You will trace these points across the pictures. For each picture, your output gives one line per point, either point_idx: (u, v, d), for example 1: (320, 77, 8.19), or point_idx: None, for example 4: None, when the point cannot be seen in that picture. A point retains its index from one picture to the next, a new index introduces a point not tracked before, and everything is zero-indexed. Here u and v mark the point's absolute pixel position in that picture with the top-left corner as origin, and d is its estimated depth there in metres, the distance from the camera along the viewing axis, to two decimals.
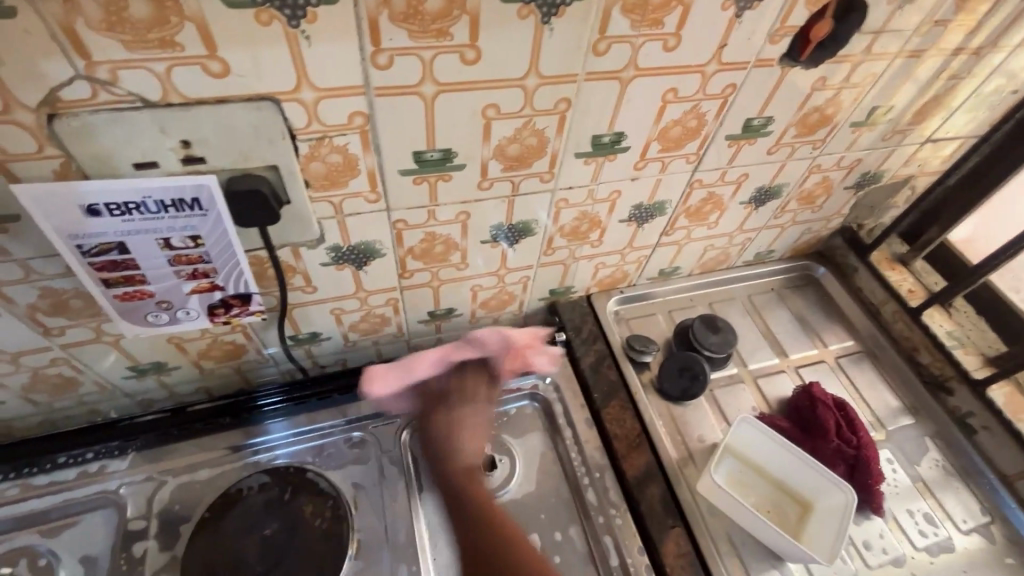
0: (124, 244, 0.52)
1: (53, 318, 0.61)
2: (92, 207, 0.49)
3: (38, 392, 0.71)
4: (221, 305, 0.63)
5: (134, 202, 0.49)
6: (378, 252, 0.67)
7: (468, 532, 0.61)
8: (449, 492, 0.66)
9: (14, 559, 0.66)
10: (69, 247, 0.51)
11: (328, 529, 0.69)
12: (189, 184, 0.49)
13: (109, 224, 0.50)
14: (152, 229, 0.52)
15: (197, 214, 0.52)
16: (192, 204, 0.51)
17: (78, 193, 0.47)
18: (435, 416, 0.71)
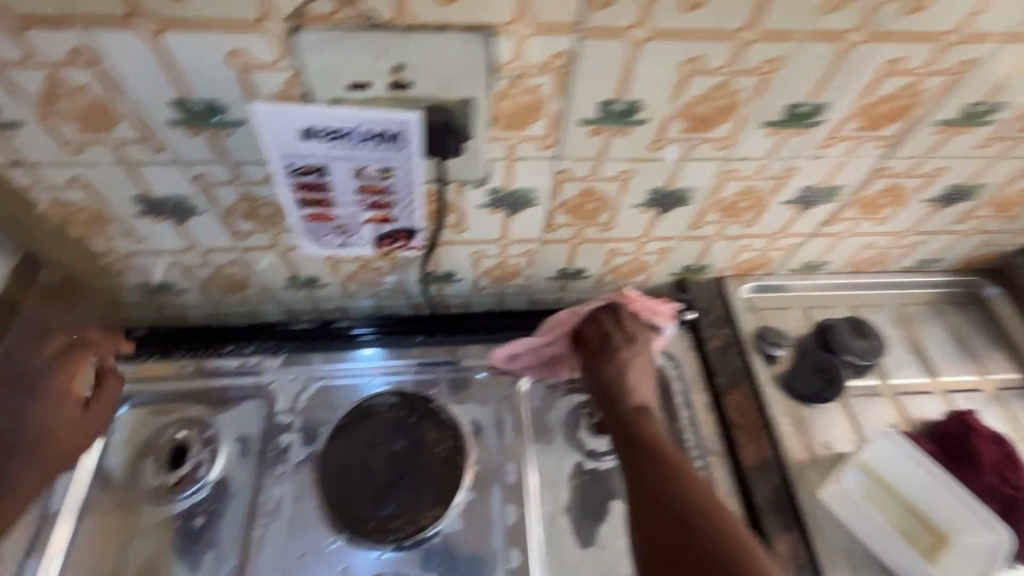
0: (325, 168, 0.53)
1: (245, 222, 0.67)
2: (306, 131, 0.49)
3: (214, 287, 0.80)
4: (389, 238, 0.64)
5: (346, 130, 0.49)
6: (533, 202, 0.67)
7: (660, 479, 0.61)
8: (630, 436, 0.68)
9: (188, 425, 0.75)
10: (280, 166, 0.53)
11: (448, 457, 0.72)
12: (399, 117, 0.50)
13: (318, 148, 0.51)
14: (352, 156, 0.53)
15: (394, 146, 0.52)
16: (396, 134, 0.51)
17: (302, 115, 0.49)
18: (609, 370, 0.74)
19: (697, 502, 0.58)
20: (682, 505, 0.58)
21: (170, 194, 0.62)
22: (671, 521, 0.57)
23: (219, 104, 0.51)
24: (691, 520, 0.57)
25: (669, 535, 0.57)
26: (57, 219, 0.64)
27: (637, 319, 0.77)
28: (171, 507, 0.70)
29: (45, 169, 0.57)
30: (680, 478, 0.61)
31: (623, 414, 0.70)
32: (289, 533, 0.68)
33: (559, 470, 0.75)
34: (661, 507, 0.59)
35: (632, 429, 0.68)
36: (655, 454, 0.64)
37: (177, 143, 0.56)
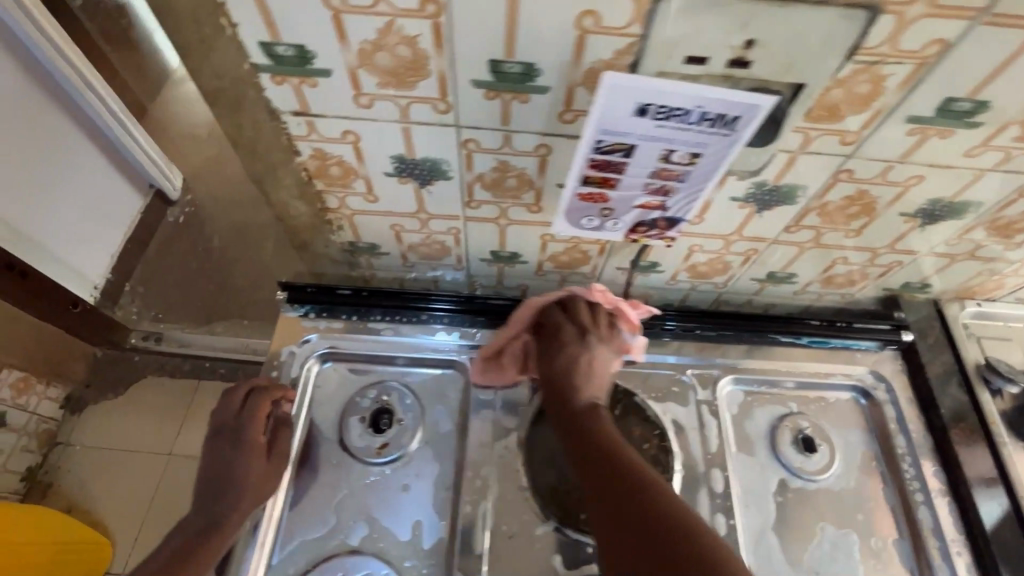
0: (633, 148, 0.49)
1: (485, 192, 0.65)
2: (642, 106, 0.45)
3: (417, 253, 0.79)
4: (648, 224, 0.60)
5: (684, 109, 0.45)
6: (792, 199, 0.63)
7: (609, 476, 0.55)
8: (570, 428, 0.62)
9: (389, 390, 0.74)
10: (590, 141, 0.49)
11: (656, 455, 0.70)
12: (748, 103, 0.45)
13: (642, 126, 0.47)
14: (671, 139, 0.48)
15: (721, 132, 0.48)
16: (730, 121, 0.46)
17: (644, 90, 0.44)
18: (561, 359, 0.66)
19: (663, 507, 0.50)
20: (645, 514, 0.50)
21: (429, 157, 0.60)
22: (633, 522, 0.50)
23: (535, 67, 0.48)
24: (651, 514, 0.50)
25: (626, 529, 0.50)
26: (305, 172, 0.63)
27: (603, 311, 0.70)
28: (377, 469, 0.70)
29: (325, 121, 0.56)
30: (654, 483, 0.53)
31: (571, 419, 0.63)
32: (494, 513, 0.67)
33: (764, 484, 0.70)
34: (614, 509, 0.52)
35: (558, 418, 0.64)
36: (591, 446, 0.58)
37: (467, 107, 0.53)
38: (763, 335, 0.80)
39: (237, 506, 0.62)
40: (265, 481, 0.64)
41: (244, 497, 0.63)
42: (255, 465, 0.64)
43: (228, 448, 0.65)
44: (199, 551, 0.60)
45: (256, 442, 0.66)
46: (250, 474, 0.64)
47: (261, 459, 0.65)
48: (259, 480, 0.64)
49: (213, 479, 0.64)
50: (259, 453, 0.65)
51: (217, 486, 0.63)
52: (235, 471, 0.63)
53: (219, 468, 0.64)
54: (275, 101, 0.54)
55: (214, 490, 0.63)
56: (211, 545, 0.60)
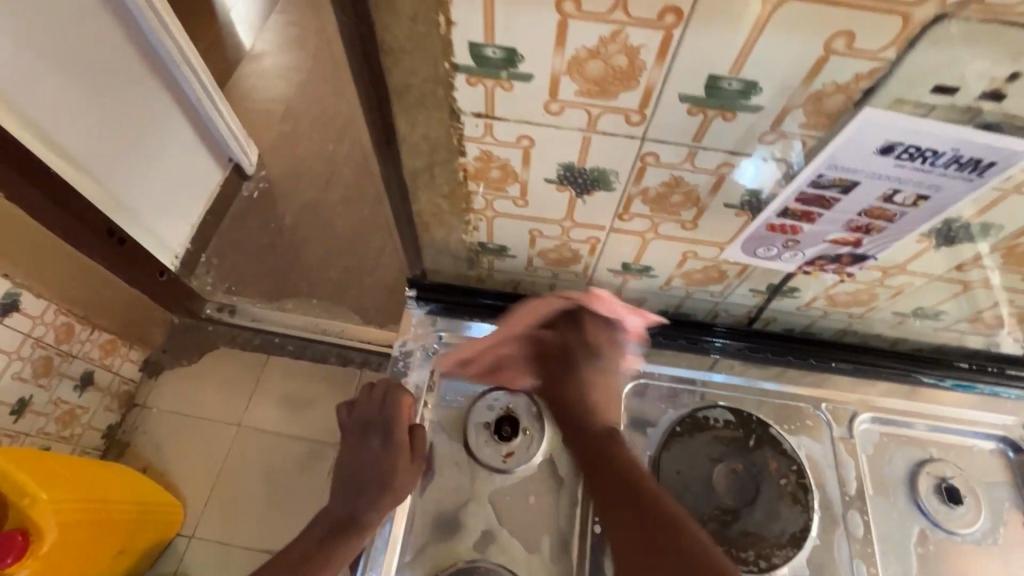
0: (854, 185, 0.51)
1: (643, 206, 0.62)
2: (888, 146, 0.47)
3: (544, 259, 0.77)
4: (831, 258, 0.63)
5: (934, 151, 0.46)
6: (981, 237, 0.59)
7: (629, 490, 0.61)
8: (587, 456, 0.65)
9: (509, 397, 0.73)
10: (812, 173, 0.52)
11: (794, 492, 0.67)
12: (1003, 148, 0.45)
13: (877, 165, 0.49)
14: (903, 180, 0.50)
15: (965, 176, 0.48)
16: (981, 167, 0.47)
17: (901, 132, 0.45)
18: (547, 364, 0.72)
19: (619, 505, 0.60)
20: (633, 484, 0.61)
21: (599, 166, 0.57)
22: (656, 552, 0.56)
23: (756, 84, 0.45)
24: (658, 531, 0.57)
25: (637, 529, 0.58)
26: (463, 172, 0.62)
27: (550, 307, 0.71)
28: (503, 478, 0.69)
29: (504, 124, 0.54)
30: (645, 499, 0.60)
31: (609, 442, 0.65)
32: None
33: (905, 533, 0.67)
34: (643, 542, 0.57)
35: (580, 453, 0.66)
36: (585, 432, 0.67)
37: (663, 120, 0.50)
38: (878, 367, 0.79)
39: (377, 511, 0.65)
40: (404, 485, 0.66)
41: (381, 502, 0.64)
42: (397, 473, 0.66)
43: (379, 442, 0.68)
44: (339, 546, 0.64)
45: (400, 446, 0.68)
46: (389, 480, 0.65)
47: (403, 469, 0.66)
48: (396, 488, 0.65)
49: (358, 478, 0.67)
50: (403, 457, 0.67)
51: (363, 485, 0.66)
52: (378, 476, 0.65)
53: (365, 469, 0.67)
54: (461, 101, 0.52)
55: (360, 487, 0.66)
56: (351, 543, 0.64)
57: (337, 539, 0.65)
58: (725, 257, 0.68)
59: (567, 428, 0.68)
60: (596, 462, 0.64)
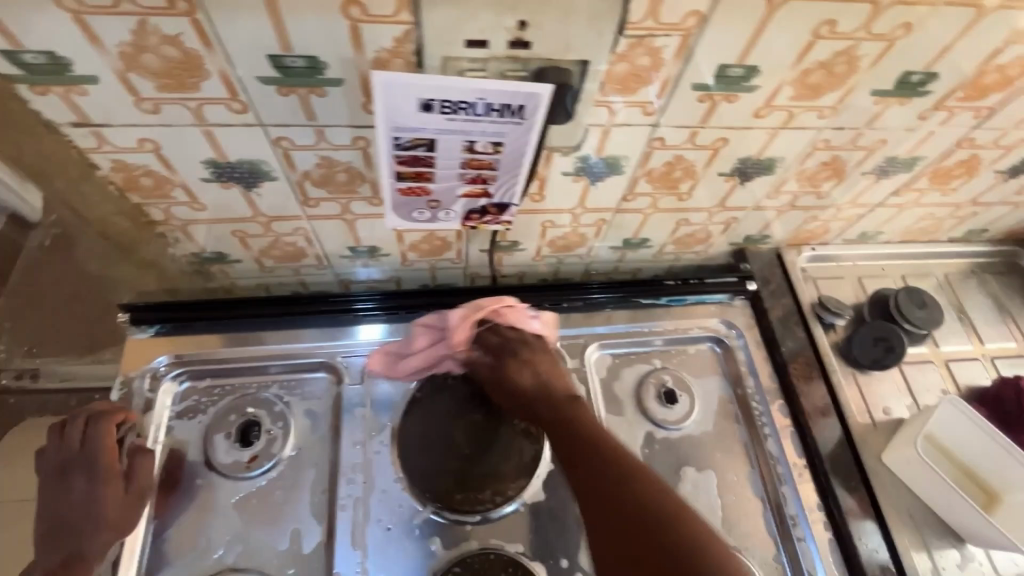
0: (435, 143, 0.49)
1: (317, 188, 0.63)
2: (426, 102, 0.44)
3: (270, 257, 0.76)
4: (479, 211, 0.60)
5: (467, 102, 0.45)
6: (619, 169, 0.66)
7: (604, 459, 0.62)
8: (553, 419, 0.67)
9: (252, 403, 0.72)
10: (386, 138, 0.48)
11: (527, 429, 0.72)
12: (525, 90, 0.45)
13: (433, 121, 0.46)
14: (467, 131, 0.48)
15: (514, 120, 0.48)
16: (517, 111, 0.47)
17: (422, 87, 0.43)
18: (513, 374, 0.70)
19: (597, 458, 0.62)
20: (624, 498, 0.59)
21: (244, 159, 0.58)
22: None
23: (319, 60, 0.47)
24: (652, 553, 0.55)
25: (632, 544, 0.56)
26: (114, 185, 0.59)
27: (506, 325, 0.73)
28: (249, 484, 0.68)
29: (112, 130, 0.52)
30: (638, 508, 0.58)
31: (544, 408, 0.68)
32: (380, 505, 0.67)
33: (632, 439, 0.76)
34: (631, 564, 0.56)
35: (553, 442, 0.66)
36: (581, 451, 0.63)
37: (263, 104, 0.51)
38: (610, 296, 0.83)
39: (90, 553, 0.60)
40: (127, 510, 0.62)
41: (99, 535, 0.61)
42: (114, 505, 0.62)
43: (82, 481, 0.63)
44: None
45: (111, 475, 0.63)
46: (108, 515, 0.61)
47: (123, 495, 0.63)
48: (117, 516, 0.62)
49: (65, 530, 0.61)
50: (112, 485, 0.63)
51: (69, 537, 0.61)
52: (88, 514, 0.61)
53: (68, 525, 0.61)
54: (46, 112, 0.49)
55: (67, 538, 0.61)
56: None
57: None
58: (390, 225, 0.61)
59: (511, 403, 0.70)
60: (589, 474, 0.61)
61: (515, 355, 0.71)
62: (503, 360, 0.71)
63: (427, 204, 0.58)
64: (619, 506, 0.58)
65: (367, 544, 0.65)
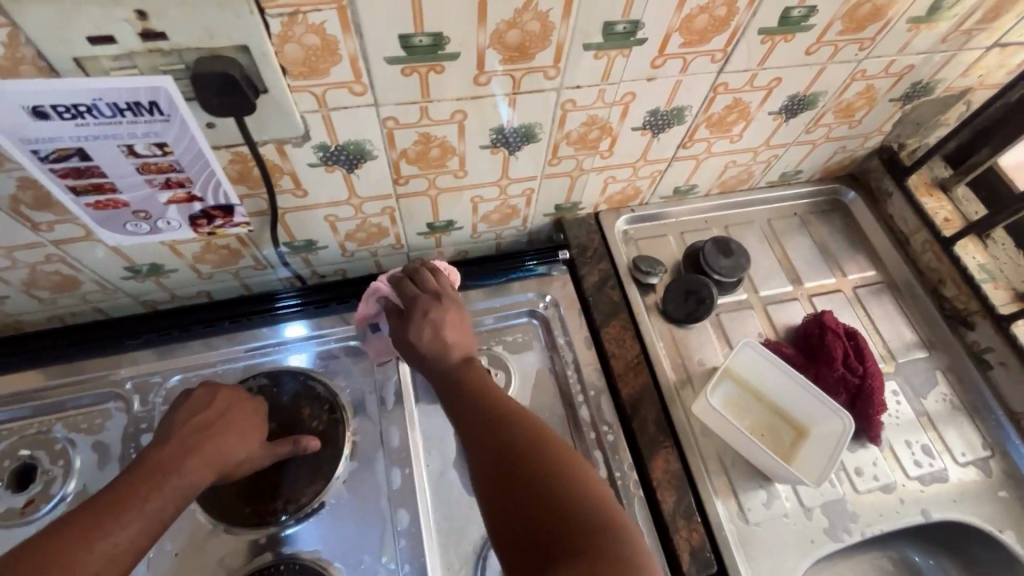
0: (84, 150, 0.51)
1: (37, 212, 0.59)
2: (38, 109, 0.46)
3: (41, 288, 0.72)
4: (203, 216, 0.62)
5: (85, 105, 0.47)
6: (368, 153, 0.63)
7: (492, 432, 0.54)
8: (459, 381, 0.61)
9: (34, 444, 0.70)
10: (26, 153, 0.49)
11: (324, 430, 0.72)
12: (145, 86, 0.46)
13: (61, 128, 0.48)
14: (112, 134, 0.50)
15: (159, 118, 0.49)
16: (152, 108, 0.48)
17: (21, 94, 0.44)
18: (413, 329, 0.65)
19: (503, 425, 0.55)
20: (559, 539, 0.45)
21: None
22: (547, 549, 0.45)
23: None
24: (521, 476, 0.50)
25: (517, 524, 0.47)
26: None
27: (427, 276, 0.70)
28: (24, 530, 0.65)
29: None
30: (568, 473, 0.50)
31: (467, 381, 0.61)
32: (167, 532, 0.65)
33: (445, 427, 0.75)
34: (524, 521, 0.47)
35: (460, 393, 0.59)
36: (442, 359, 0.63)
37: None
38: None
39: (164, 486, 0.57)
40: (228, 456, 0.63)
41: (189, 474, 0.59)
42: (212, 441, 0.62)
43: None
44: (106, 543, 0.51)
45: (169, 443, 0.60)
46: (183, 447, 0.60)
47: (228, 438, 0.63)
48: (212, 456, 0.61)
49: (122, 477, 0.57)
50: None
51: (156, 463, 0.58)
52: (207, 446, 0.61)
53: (132, 470, 0.57)
54: None
55: (134, 469, 0.57)
56: (129, 519, 0.53)
57: (97, 531, 0.52)
58: (111, 241, 0.63)
59: (420, 352, 0.64)
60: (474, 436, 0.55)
61: (426, 305, 0.66)
62: (426, 306, 0.66)
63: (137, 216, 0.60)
64: (513, 460, 0.51)
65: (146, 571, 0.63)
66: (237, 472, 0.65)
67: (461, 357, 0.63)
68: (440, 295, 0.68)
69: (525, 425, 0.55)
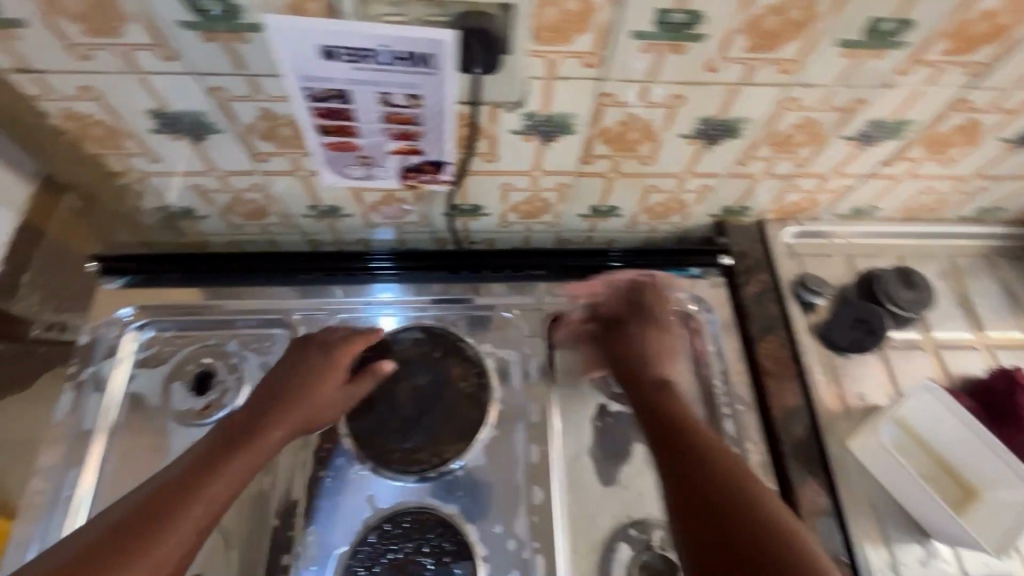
0: (347, 94, 0.53)
1: (264, 143, 0.63)
2: (329, 49, 0.49)
3: (235, 214, 0.78)
4: (415, 170, 0.64)
5: (370, 50, 0.49)
6: (570, 128, 0.63)
7: (720, 469, 0.56)
8: (643, 402, 0.65)
9: (212, 353, 0.75)
10: (299, 89, 0.52)
11: (472, 392, 0.72)
12: (427, 38, 0.48)
13: (339, 70, 0.51)
14: (377, 82, 0.52)
15: (424, 71, 0.51)
16: (424, 61, 0.50)
17: (321, 33, 0.47)
18: (623, 333, 0.71)
19: (720, 463, 0.56)
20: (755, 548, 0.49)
21: (186, 109, 0.58)
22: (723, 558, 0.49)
23: (234, 4, 0.47)
24: (711, 491, 0.53)
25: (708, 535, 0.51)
26: (71, 134, 0.61)
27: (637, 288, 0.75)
28: (198, 431, 0.70)
29: (54, 76, 0.53)
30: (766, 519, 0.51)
31: (642, 392, 0.66)
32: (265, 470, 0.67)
33: (582, 412, 0.74)
34: (705, 538, 0.51)
35: (702, 458, 0.57)
36: (649, 401, 0.65)
37: (191, 52, 0.51)
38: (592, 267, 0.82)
39: (247, 447, 0.60)
40: (312, 417, 0.65)
41: (268, 435, 0.62)
42: (291, 405, 0.64)
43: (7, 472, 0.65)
44: (201, 493, 0.55)
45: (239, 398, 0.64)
46: (272, 411, 0.63)
47: (305, 395, 0.65)
48: (290, 417, 0.64)
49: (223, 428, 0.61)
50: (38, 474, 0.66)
51: (236, 422, 0.62)
52: (292, 403, 0.64)
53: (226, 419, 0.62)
54: None
55: (228, 430, 0.61)
56: (224, 476, 0.57)
57: (197, 484, 0.56)
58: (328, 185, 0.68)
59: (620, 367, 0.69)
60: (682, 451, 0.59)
61: (661, 345, 0.70)
62: (642, 320, 0.72)
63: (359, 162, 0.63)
64: (716, 500, 0.53)
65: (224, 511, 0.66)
66: (316, 425, 0.66)
67: (626, 366, 0.69)
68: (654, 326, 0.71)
69: (708, 454, 0.57)
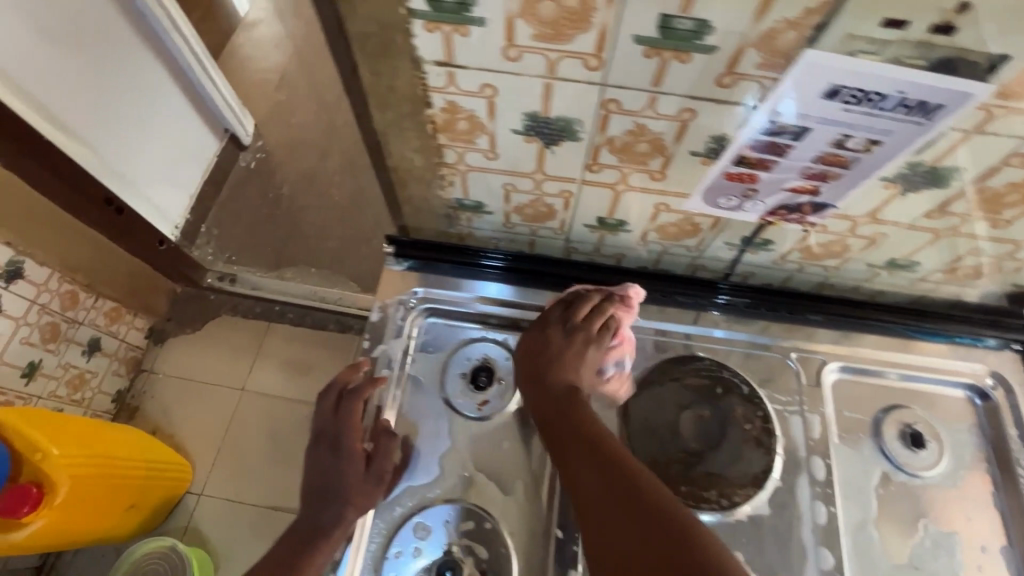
0: (807, 131, 0.53)
1: (610, 155, 0.63)
2: (837, 90, 0.48)
3: (520, 215, 0.78)
4: (792, 207, 0.65)
5: (880, 96, 0.48)
6: (947, 183, 0.58)
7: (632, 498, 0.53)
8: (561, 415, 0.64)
9: (483, 348, 0.77)
10: (764, 118, 0.53)
11: (758, 436, 0.69)
12: (950, 93, 0.47)
13: (826, 109, 0.51)
14: (850, 125, 0.52)
15: (912, 122, 0.50)
16: (925, 113, 0.49)
17: (845, 75, 0.47)
18: (536, 343, 0.71)
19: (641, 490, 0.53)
20: None
21: (563, 115, 0.58)
22: None
23: (708, 25, 0.46)
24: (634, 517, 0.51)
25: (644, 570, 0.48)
26: (432, 125, 0.63)
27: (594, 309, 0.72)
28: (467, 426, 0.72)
29: (466, 72, 0.54)
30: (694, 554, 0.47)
31: (574, 419, 0.63)
32: (431, 510, 0.67)
33: (866, 475, 0.69)
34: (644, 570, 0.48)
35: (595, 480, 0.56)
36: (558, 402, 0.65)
37: (621, 65, 0.51)
38: (876, 321, 0.79)
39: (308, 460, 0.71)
40: (349, 493, 0.66)
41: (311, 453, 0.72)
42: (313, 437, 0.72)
43: (333, 456, 0.69)
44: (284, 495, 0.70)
45: (356, 451, 0.69)
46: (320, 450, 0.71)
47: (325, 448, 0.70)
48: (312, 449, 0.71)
49: (327, 486, 0.68)
50: (354, 461, 0.68)
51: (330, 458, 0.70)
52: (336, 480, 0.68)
53: (330, 473, 0.69)
54: (421, 49, 0.53)
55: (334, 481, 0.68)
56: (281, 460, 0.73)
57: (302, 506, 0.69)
58: (687, 209, 0.70)
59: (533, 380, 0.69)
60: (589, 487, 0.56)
61: (562, 361, 0.68)
62: (557, 345, 0.70)
63: (742, 192, 0.64)
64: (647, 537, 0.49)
65: (375, 558, 0.65)
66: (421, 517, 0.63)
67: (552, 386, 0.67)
68: (558, 349, 0.69)
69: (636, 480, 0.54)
